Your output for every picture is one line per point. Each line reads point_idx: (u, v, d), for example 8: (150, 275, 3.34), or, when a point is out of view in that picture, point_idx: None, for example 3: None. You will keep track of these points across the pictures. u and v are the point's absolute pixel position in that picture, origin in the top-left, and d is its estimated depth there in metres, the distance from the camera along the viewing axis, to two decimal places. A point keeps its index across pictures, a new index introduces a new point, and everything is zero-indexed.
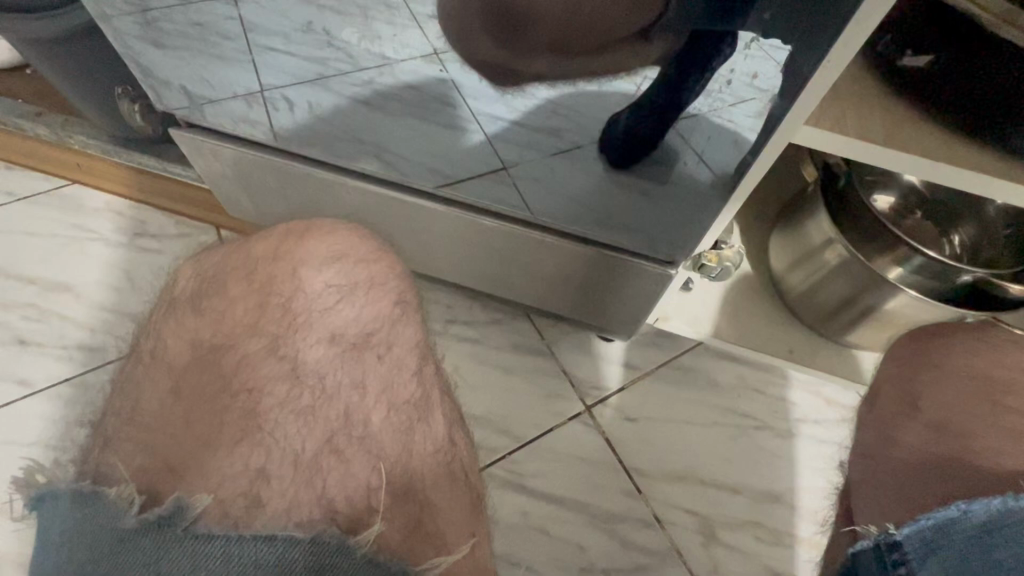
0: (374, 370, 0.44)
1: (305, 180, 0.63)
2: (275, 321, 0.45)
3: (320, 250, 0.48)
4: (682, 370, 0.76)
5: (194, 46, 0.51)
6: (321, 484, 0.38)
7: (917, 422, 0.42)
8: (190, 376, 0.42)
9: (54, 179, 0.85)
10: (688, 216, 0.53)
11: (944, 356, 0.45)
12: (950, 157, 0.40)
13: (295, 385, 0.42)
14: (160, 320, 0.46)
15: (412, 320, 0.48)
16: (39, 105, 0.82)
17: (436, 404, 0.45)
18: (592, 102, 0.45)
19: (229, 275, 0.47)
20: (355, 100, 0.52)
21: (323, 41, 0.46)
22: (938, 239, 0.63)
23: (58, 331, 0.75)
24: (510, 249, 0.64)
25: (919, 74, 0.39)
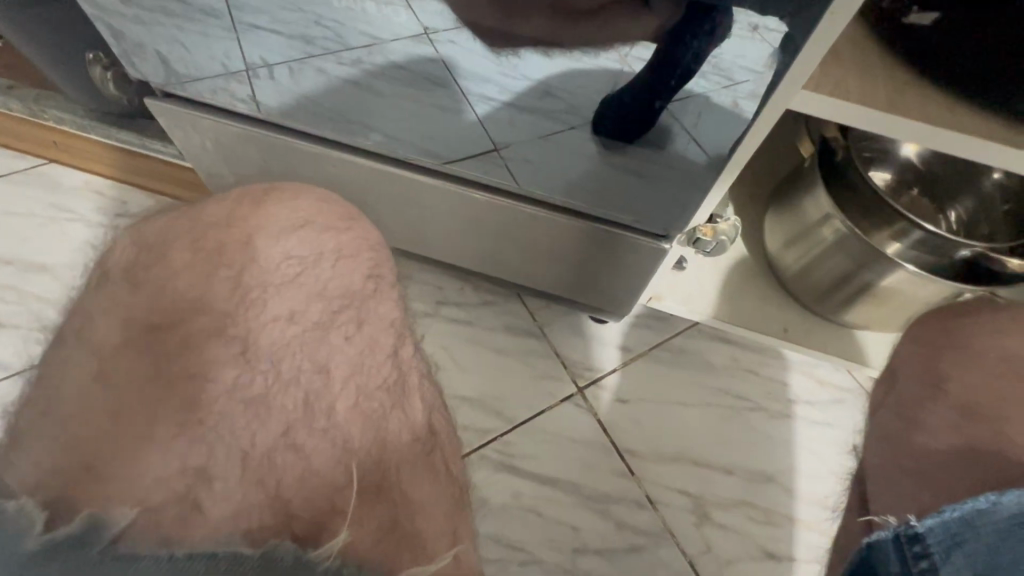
0: (340, 352, 0.42)
1: (289, 154, 0.61)
2: (223, 296, 0.43)
3: (281, 215, 0.47)
4: (677, 352, 0.75)
5: (175, 19, 0.48)
6: (274, 483, 0.37)
7: (940, 406, 0.41)
8: (123, 360, 0.40)
9: (32, 158, 0.83)
10: (680, 194, 0.52)
11: (973, 338, 0.43)
12: (953, 124, 0.39)
13: (245, 370, 0.40)
14: (88, 295, 0.44)
15: (386, 297, 0.46)
16: (8, 78, 0.77)
17: (414, 388, 0.44)
18: (584, 81, 0.44)
19: (176, 239, 0.46)
20: (345, 81, 0.51)
21: (311, 19, 0.45)
22: (935, 214, 0.63)
23: (35, 312, 0.73)
24: (498, 224, 0.63)
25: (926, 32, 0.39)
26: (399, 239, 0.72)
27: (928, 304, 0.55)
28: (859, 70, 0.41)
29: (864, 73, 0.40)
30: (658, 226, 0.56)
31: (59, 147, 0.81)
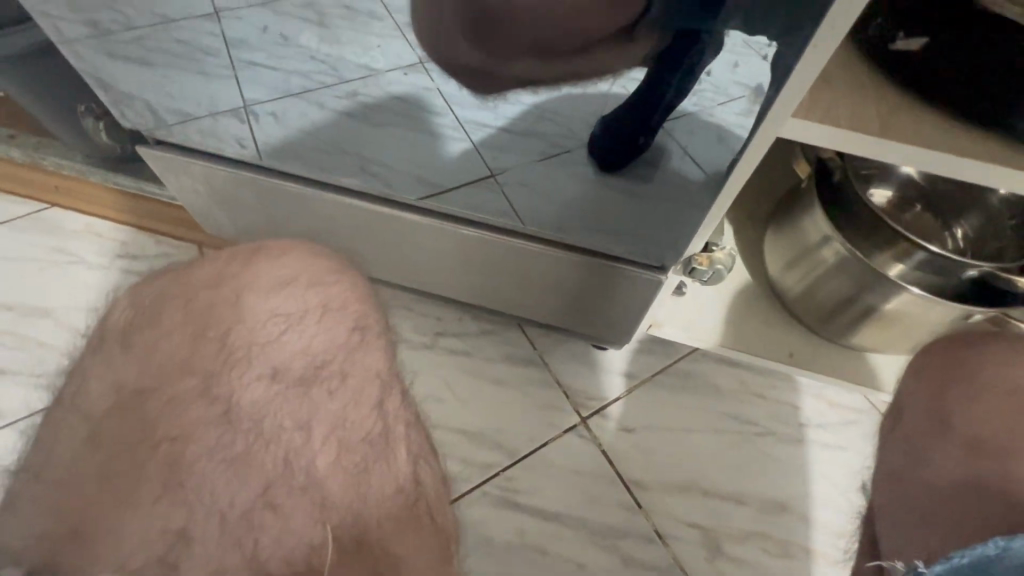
0: (324, 406, 0.43)
1: (274, 194, 0.61)
2: (209, 358, 0.44)
3: (269, 272, 0.47)
4: (681, 377, 0.73)
5: (172, 62, 0.48)
6: (251, 544, 0.37)
7: (948, 442, 0.39)
8: (122, 424, 0.42)
9: (34, 203, 0.83)
10: (678, 215, 0.50)
11: (979, 371, 0.42)
12: (951, 145, 0.38)
13: (227, 430, 0.41)
14: (87, 356, 0.47)
15: (374, 347, 0.46)
16: (11, 126, 0.80)
17: (399, 438, 0.43)
18: (579, 105, 0.42)
19: (166, 304, 0.47)
20: (344, 115, 0.49)
21: (306, 55, 0.43)
22: (939, 232, 0.61)
23: (36, 357, 0.73)
24: (487, 260, 0.63)
25: (914, 58, 0.38)
26: (395, 275, 0.71)
27: (936, 327, 0.53)
28: (848, 97, 0.40)
29: (855, 100, 0.40)
30: (657, 257, 0.56)
31: (53, 188, 0.82)
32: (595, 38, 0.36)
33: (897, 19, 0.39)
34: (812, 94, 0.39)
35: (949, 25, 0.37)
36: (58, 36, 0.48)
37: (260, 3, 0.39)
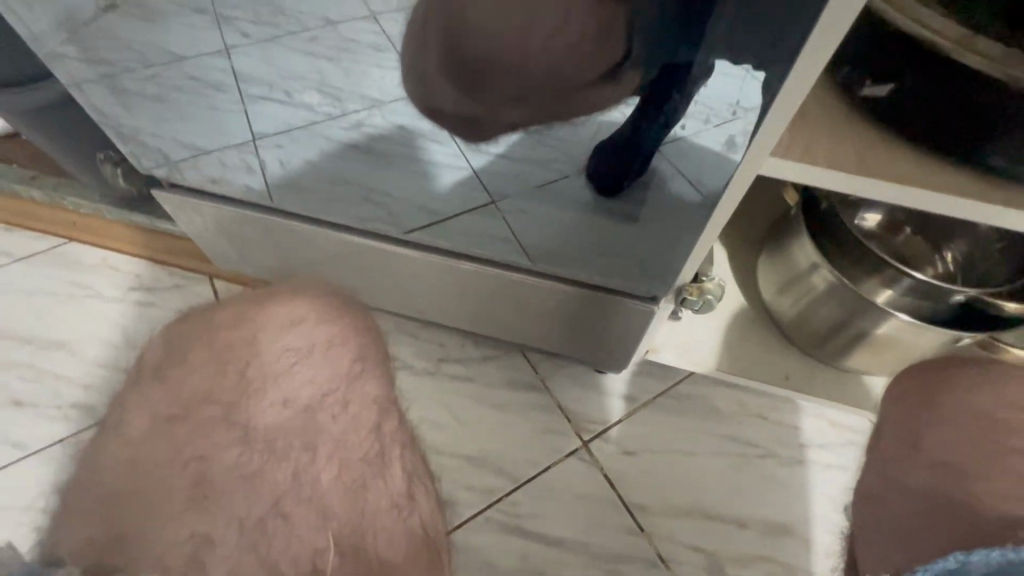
0: (328, 429, 0.45)
1: (281, 233, 0.64)
2: (228, 388, 0.47)
3: (282, 313, 0.52)
4: (681, 400, 0.74)
5: (183, 98, 0.50)
6: (263, 550, 0.39)
7: (920, 464, 0.40)
8: (144, 448, 0.44)
9: (51, 239, 0.86)
10: (672, 237, 0.51)
11: (951, 395, 0.43)
12: (924, 180, 0.40)
13: (246, 449, 0.43)
14: (126, 391, 0.50)
15: (370, 376, 0.49)
16: (33, 168, 0.84)
17: (394, 459, 0.46)
18: (575, 134, 0.44)
19: (191, 343, 0.51)
20: (349, 145, 0.51)
21: (314, 88, 0.45)
22: (930, 256, 0.62)
23: (54, 390, 0.75)
24: (487, 290, 0.65)
25: (884, 102, 0.39)
26: (397, 305, 0.74)
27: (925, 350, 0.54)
28: (826, 131, 0.41)
29: (833, 135, 0.41)
30: (647, 288, 0.58)
31: (74, 225, 0.86)
32: (579, 87, 0.38)
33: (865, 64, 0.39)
34: (789, 129, 0.41)
35: (919, 67, 0.37)
36: (78, 77, 0.51)
37: (270, 38, 0.41)
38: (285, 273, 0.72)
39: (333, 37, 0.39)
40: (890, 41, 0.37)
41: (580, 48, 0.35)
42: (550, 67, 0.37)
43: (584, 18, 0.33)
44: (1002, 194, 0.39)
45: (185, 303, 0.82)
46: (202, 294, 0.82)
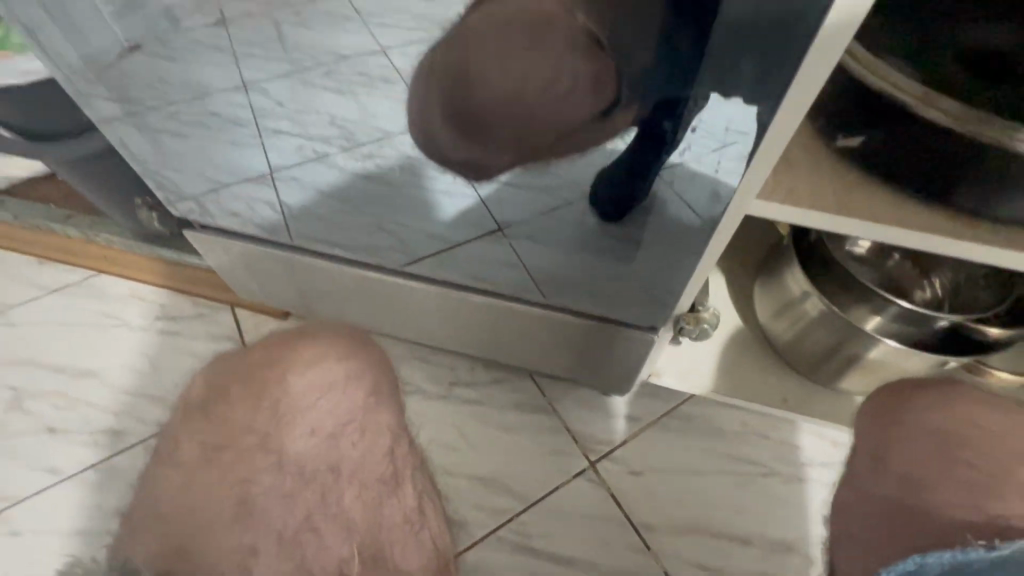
0: (347, 453, 0.58)
1: (307, 271, 0.70)
2: (264, 420, 0.59)
3: (305, 354, 0.63)
4: (685, 420, 0.77)
5: (204, 133, 0.52)
6: (299, 556, 0.52)
7: (889, 477, 0.45)
8: (200, 471, 0.57)
9: (82, 271, 0.91)
10: (674, 258, 0.52)
11: (910, 411, 0.48)
12: (900, 219, 0.43)
13: (279, 474, 0.56)
14: (178, 422, 0.62)
15: (389, 409, 0.61)
16: (69, 208, 0.90)
17: (406, 479, 0.59)
18: (577, 163, 0.44)
19: (231, 382, 0.63)
20: (360, 176, 0.53)
21: (327, 121, 0.47)
22: (918, 280, 0.65)
23: (86, 417, 0.79)
24: (495, 320, 0.69)
25: (857, 150, 0.43)
26: (409, 332, 0.78)
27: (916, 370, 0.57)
28: (807, 173, 0.45)
29: (813, 177, 0.45)
30: (645, 319, 0.61)
31: (104, 259, 0.90)
32: (575, 129, 0.40)
33: (837, 116, 0.43)
34: (773, 172, 0.44)
35: (884, 121, 0.41)
36: (103, 114, 0.53)
37: (285, 73, 0.43)
38: (306, 303, 0.78)
39: (346, 70, 0.41)
40: (858, 98, 0.41)
41: (577, 90, 0.37)
42: (552, 109, 0.38)
43: (583, 61, 0.35)
44: (973, 229, 0.43)
45: (207, 331, 0.86)
46: (224, 323, 0.86)
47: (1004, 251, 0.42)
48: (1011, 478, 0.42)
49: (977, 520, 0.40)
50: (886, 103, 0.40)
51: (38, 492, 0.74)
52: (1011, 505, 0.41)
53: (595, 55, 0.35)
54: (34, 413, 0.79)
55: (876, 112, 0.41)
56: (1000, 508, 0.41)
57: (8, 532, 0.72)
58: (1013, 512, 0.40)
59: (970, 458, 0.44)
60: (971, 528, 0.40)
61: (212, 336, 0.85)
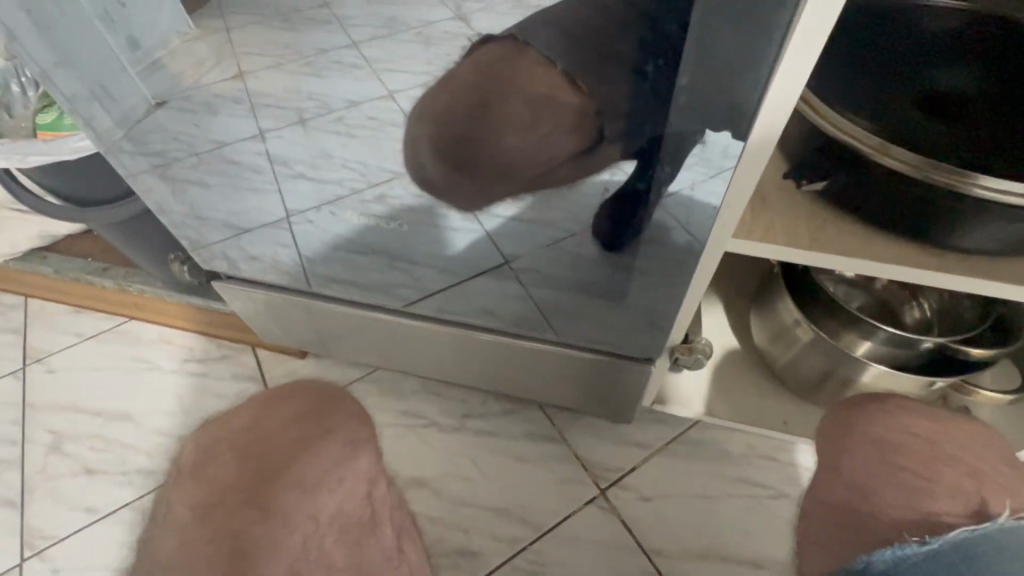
0: (327, 501, 0.60)
1: (327, 313, 0.76)
2: (254, 475, 0.60)
3: (289, 410, 0.65)
4: (691, 445, 0.79)
5: (227, 182, 0.57)
6: None
7: (840, 484, 0.50)
8: (192, 530, 0.57)
9: (116, 319, 0.98)
10: (669, 285, 0.54)
11: (859, 426, 0.52)
12: (873, 253, 0.47)
13: (270, 525, 0.57)
14: (169, 487, 0.63)
15: (366, 454, 0.64)
16: (105, 261, 0.97)
17: (383, 520, 0.63)
18: (575, 193, 0.46)
19: (218, 444, 0.63)
20: (374, 219, 0.57)
21: (338, 164, 0.51)
22: (907, 303, 0.70)
23: (120, 458, 0.84)
24: (503, 355, 0.73)
25: (826, 192, 0.47)
26: (424, 369, 0.83)
27: (901, 387, 0.60)
28: (783, 213, 0.49)
29: (790, 216, 0.49)
30: (642, 352, 0.65)
31: (136, 306, 0.96)
32: (560, 159, 0.43)
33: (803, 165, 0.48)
34: (752, 213, 0.48)
35: (845, 168, 0.45)
36: (130, 169, 0.58)
37: (298, 121, 0.47)
38: (326, 343, 0.83)
39: (355, 115, 0.45)
40: (821, 148, 0.46)
41: (560, 120, 0.40)
42: (540, 148, 0.42)
43: (564, 95, 0.39)
44: (938, 260, 0.46)
45: (231, 372, 0.91)
46: (248, 364, 0.91)
47: (967, 278, 0.46)
48: (943, 481, 0.47)
49: (913, 518, 0.44)
50: (845, 152, 0.44)
51: (76, 532, 0.78)
52: (941, 504, 0.45)
53: (573, 88, 0.38)
54: (72, 454, 0.84)
55: (838, 160, 0.45)
56: (932, 508, 0.45)
57: (48, 571, 0.76)
58: (943, 511, 0.44)
59: (909, 464, 0.48)
60: (908, 526, 0.44)
61: (236, 377, 0.90)
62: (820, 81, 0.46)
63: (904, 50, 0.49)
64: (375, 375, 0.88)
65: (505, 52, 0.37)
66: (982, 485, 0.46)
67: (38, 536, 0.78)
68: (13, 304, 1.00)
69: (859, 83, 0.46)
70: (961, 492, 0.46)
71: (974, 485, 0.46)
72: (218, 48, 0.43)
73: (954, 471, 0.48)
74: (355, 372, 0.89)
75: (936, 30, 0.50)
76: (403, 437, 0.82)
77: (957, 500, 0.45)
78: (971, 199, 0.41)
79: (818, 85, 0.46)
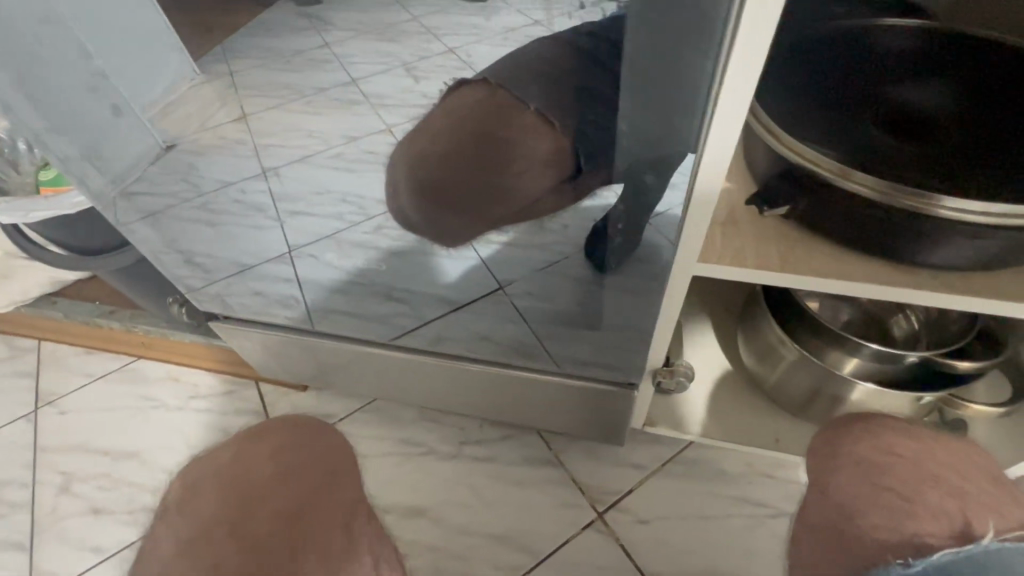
0: (307, 530, 0.59)
1: (323, 348, 0.78)
2: (232, 508, 0.60)
3: (269, 446, 0.67)
4: (689, 465, 0.78)
5: (222, 223, 0.60)
6: None
7: (826, 504, 0.50)
8: (174, 564, 0.57)
9: (123, 358, 1.01)
10: (644, 309, 0.55)
11: (842, 446, 0.53)
12: (846, 273, 0.48)
13: (244, 556, 0.56)
14: (156, 524, 0.63)
15: (346, 482, 0.65)
16: (112, 304, 1.01)
17: (362, 545, 0.59)
18: (551, 228, 0.48)
19: (204, 480, 0.64)
20: (371, 253, 0.59)
21: (339, 199, 0.53)
22: (894, 316, 0.70)
23: (127, 496, 0.86)
24: (497, 382, 0.74)
25: (792, 214, 0.49)
26: (421, 401, 0.84)
27: (889, 402, 0.61)
28: (754, 236, 0.50)
29: (761, 240, 0.50)
30: (624, 376, 0.67)
31: (142, 346, 0.99)
32: (538, 195, 0.45)
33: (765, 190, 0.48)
34: (722, 239, 0.50)
35: (807, 192, 0.46)
36: (104, 204, 0.58)
37: (301, 158, 0.50)
38: (325, 376, 0.85)
39: (353, 150, 0.47)
40: (784, 173, 0.47)
41: (535, 156, 0.41)
42: (515, 183, 0.44)
43: (535, 133, 0.40)
44: (908, 277, 0.47)
45: (233, 407, 0.93)
46: (250, 399, 0.93)
47: (939, 294, 0.46)
48: (925, 501, 0.47)
49: (899, 541, 0.44)
50: (807, 176, 0.45)
51: (82, 572, 0.80)
52: (926, 527, 0.45)
53: (544, 127, 0.40)
54: (80, 494, 0.86)
55: (801, 185, 0.46)
56: (916, 530, 0.45)
57: None
58: (927, 534, 0.44)
59: (896, 486, 0.49)
60: (891, 549, 0.44)
61: (240, 412, 0.92)
62: (780, 107, 0.47)
63: (866, 72, 0.50)
64: (374, 406, 0.89)
65: (477, 95, 0.40)
66: (964, 504, 0.47)
67: None
68: (28, 346, 1.03)
69: (818, 108, 0.47)
70: (946, 513, 0.46)
71: (956, 505, 0.47)
72: (222, 92, 0.46)
73: (937, 493, 0.48)
74: (354, 403, 0.90)
75: (895, 48, 0.52)
76: (402, 466, 0.83)
77: (942, 522, 0.45)
78: (932, 218, 0.42)
79: (779, 109, 0.47)
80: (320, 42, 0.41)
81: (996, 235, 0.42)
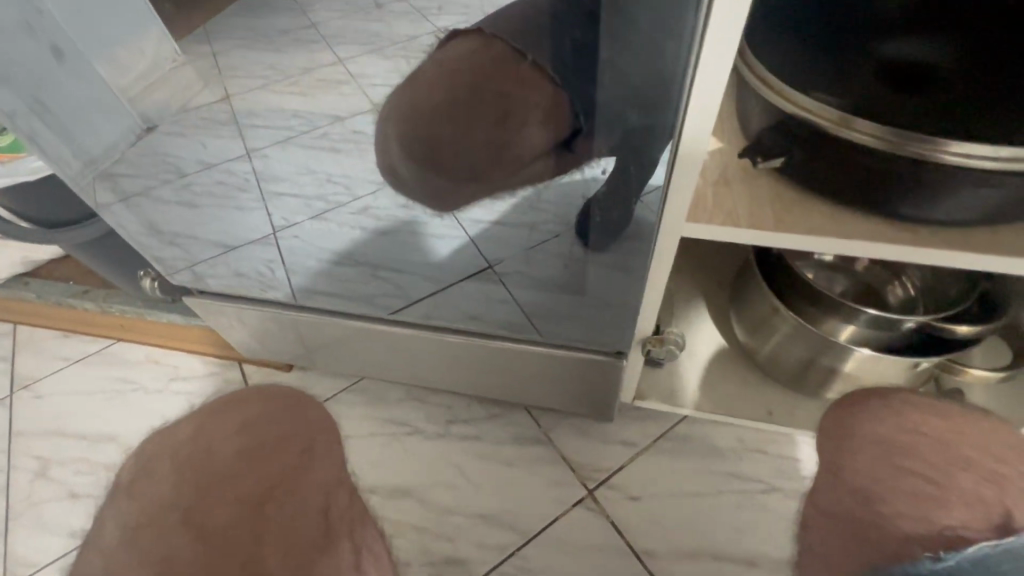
0: (274, 516, 0.57)
1: (305, 324, 0.75)
2: (187, 491, 0.58)
3: (232, 421, 0.65)
4: (681, 440, 0.77)
5: (186, 197, 0.56)
6: None
7: (847, 493, 0.48)
8: (115, 555, 0.55)
9: (100, 341, 0.98)
10: (634, 279, 0.53)
11: (856, 424, 0.51)
12: (837, 230, 0.46)
13: (199, 547, 0.55)
14: (105, 508, 0.60)
15: (317, 460, 0.63)
16: (86, 284, 0.97)
17: (342, 536, 0.56)
18: (528, 207, 0.47)
19: (157, 460, 0.62)
20: (359, 239, 0.57)
21: (324, 180, 0.50)
22: (891, 281, 0.69)
23: (105, 481, 0.83)
24: (487, 357, 0.72)
25: (785, 168, 0.46)
26: (409, 379, 0.82)
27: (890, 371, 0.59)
28: (746, 195, 0.48)
29: (753, 198, 0.48)
30: (613, 346, 0.64)
31: (118, 328, 0.96)
32: (532, 156, 0.41)
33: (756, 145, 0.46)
34: (712, 198, 0.48)
35: (802, 143, 0.44)
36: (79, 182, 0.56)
37: (285, 140, 0.47)
38: (310, 356, 0.83)
39: (342, 131, 0.45)
40: (778, 127, 0.45)
41: (533, 112, 0.38)
42: (512, 142, 0.40)
43: (532, 84, 0.37)
44: (905, 236, 0.45)
45: (214, 388, 0.90)
46: (231, 380, 0.91)
47: (935, 250, 0.44)
48: (956, 489, 0.45)
49: (926, 533, 0.43)
50: (806, 127, 0.43)
51: (61, 557, 0.78)
52: (957, 516, 0.44)
53: (540, 74, 0.36)
54: (58, 480, 0.84)
55: (795, 136, 0.44)
56: (947, 521, 0.44)
57: None
58: (960, 525, 0.43)
59: (918, 468, 0.48)
60: (916, 540, 0.43)
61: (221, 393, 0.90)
62: (778, 56, 0.45)
63: (857, 22, 0.48)
64: (360, 385, 0.87)
65: (472, 48, 0.36)
66: (1004, 493, 0.45)
67: (23, 564, 0.77)
68: (3, 330, 1.01)
69: (813, 56, 0.45)
70: (982, 500, 0.44)
71: (995, 493, 0.45)
72: (205, 73, 0.43)
73: (973, 479, 0.46)
74: (339, 383, 0.88)
75: None
76: (388, 445, 0.81)
77: (976, 511, 0.44)
78: (938, 165, 0.40)
79: (776, 59, 0.45)
80: (306, 24, 0.38)
81: (1004, 184, 0.40)
